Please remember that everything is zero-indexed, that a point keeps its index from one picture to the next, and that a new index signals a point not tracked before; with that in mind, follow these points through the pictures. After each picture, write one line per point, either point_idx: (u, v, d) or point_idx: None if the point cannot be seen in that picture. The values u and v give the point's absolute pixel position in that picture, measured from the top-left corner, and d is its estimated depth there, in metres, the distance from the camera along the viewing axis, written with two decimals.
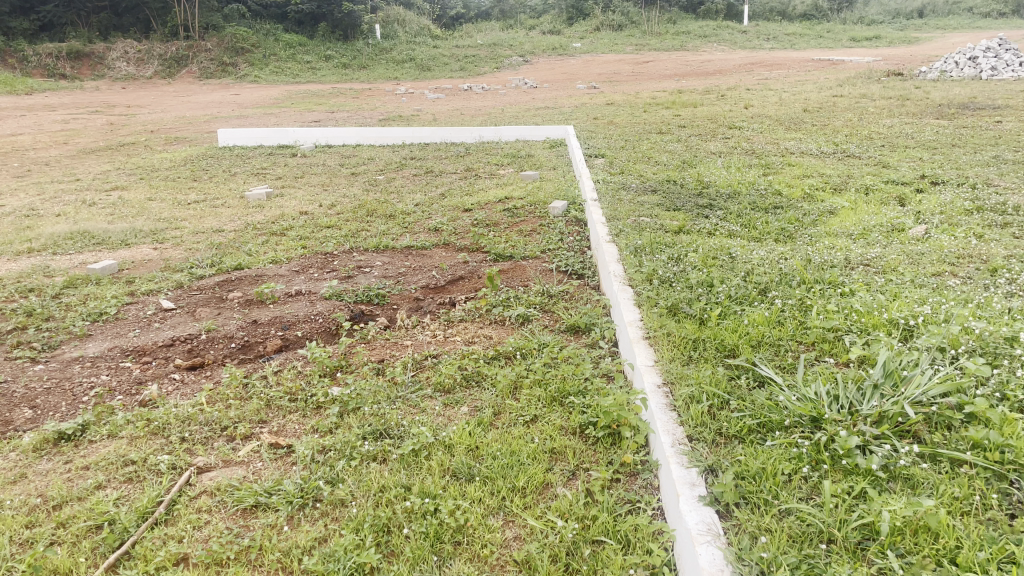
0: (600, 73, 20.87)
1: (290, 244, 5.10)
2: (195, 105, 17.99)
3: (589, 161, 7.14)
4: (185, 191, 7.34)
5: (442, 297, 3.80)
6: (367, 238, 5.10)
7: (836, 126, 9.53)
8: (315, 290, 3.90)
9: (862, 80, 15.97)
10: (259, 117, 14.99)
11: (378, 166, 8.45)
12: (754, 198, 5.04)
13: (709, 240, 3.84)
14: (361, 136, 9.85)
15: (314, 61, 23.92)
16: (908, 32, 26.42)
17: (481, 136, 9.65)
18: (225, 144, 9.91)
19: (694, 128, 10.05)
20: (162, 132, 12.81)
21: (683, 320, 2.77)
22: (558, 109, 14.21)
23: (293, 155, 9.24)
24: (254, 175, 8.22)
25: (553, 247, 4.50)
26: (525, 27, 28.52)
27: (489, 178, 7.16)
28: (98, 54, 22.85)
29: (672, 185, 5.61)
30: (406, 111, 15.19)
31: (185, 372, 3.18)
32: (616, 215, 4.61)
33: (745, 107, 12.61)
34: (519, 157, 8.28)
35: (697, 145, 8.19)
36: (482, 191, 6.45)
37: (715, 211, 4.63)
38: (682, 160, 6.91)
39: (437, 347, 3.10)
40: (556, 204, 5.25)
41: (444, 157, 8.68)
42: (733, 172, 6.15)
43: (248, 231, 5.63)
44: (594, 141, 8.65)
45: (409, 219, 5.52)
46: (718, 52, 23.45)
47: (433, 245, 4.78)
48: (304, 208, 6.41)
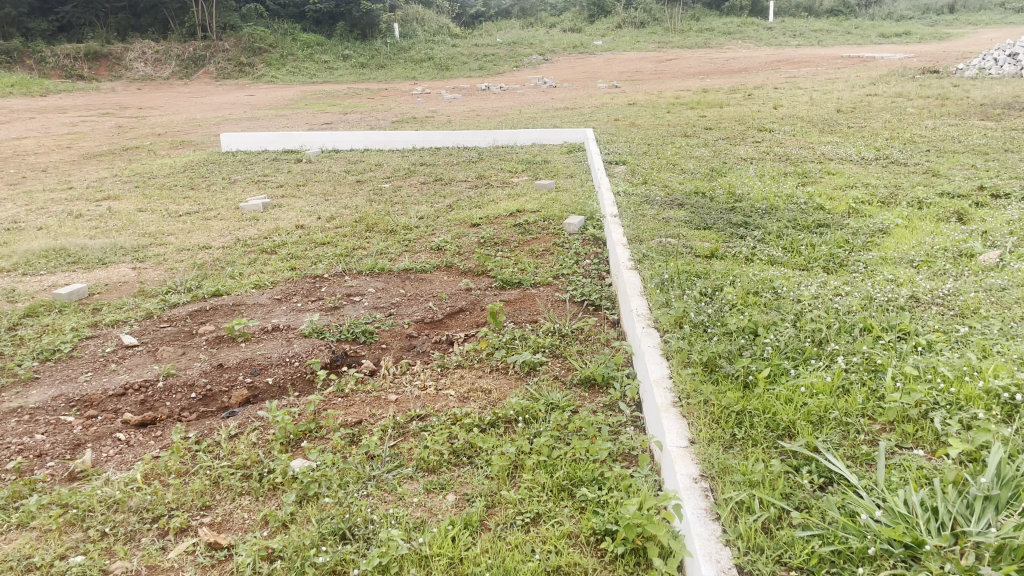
0: (622, 71, 20.32)
1: (278, 265, 4.65)
2: (209, 106, 17.69)
3: (609, 169, 6.63)
4: (179, 201, 6.93)
5: (437, 334, 3.31)
6: (362, 257, 4.63)
7: (874, 129, 8.93)
8: (294, 325, 3.42)
9: (896, 78, 15.29)
10: (269, 119, 14.62)
11: (385, 173, 7.99)
12: (793, 214, 4.50)
13: (748, 269, 3.32)
14: (369, 140, 9.38)
15: (331, 61, 23.56)
16: (939, 27, 25.55)
17: (495, 140, 9.16)
18: (228, 148, 9.49)
19: (720, 131, 9.50)
20: (169, 135, 12.46)
21: (722, 381, 2.26)
22: (578, 110, 13.69)
23: (298, 161, 8.81)
24: (254, 183, 7.78)
25: (567, 272, 4.01)
26: (545, 25, 28.02)
27: (501, 187, 6.66)
28: (116, 54, 22.66)
29: (700, 198, 5.09)
30: (420, 112, 14.75)
31: (132, 431, 2.72)
32: (638, 235, 4.10)
33: (774, 108, 12.00)
34: (534, 163, 7.77)
35: (725, 149, 7.65)
36: (493, 202, 5.97)
37: (751, 230, 4.11)
38: (711, 168, 6.38)
39: (426, 404, 2.61)
40: (572, 220, 4.75)
41: (456, 163, 8.20)
42: (767, 182, 5.62)
43: (236, 249, 5.19)
44: (615, 146, 8.12)
45: (411, 235, 5.05)
46: (744, 49, 22.78)
47: (434, 268, 4.30)
48: (301, 221, 5.96)
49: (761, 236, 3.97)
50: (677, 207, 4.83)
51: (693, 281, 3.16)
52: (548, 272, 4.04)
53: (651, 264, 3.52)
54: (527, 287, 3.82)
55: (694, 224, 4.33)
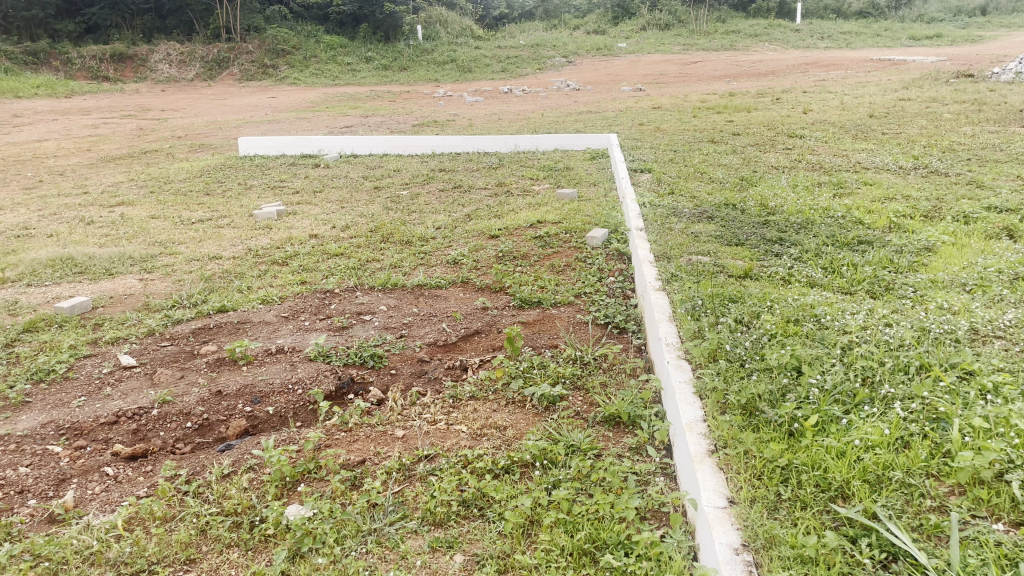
0: (646, 74, 20.04)
1: (289, 278, 4.47)
2: (231, 109, 17.63)
3: (634, 177, 6.38)
4: (194, 207, 6.78)
5: (450, 359, 3.10)
6: (376, 271, 4.44)
7: (909, 135, 8.61)
8: (300, 347, 3.23)
9: (929, 81, 14.88)
10: (290, 122, 14.52)
11: (403, 179, 7.80)
12: (831, 229, 4.24)
13: (786, 293, 3.07)
14: (388, 144, 9.20)
15: (354, 63, 23.47)
16: (971, 30, 24.99)
17: (516, 145, 8.94)
18: (246, 153, 9.34)
19: (749, 137, 9.22)
20: (189, 138, 12.37)
21: (762, 429, 2.02)
22: (601, 114, 13.44)
23: (315, 166, 8.65)
24: (270, 189, 7.62)
25: (589, 290, 3.78)
26: (569, 28, 27.78)
27: (522, 196, 6.45)
28: (141, 56, 22.74)
29: (731, 210, 4.83)
30: (442, 116, 14.59)
31: (123, 466, 2.53)
32: (666, 252, 3.86)
33: (803, 113, 11.68)
34: (556, 170, 7.54)
35: (754, 157, 7.38)
36: (513, 212, 5.76)
37: (786, 247, 3.87)
38: (741, 177, 6.12)
39: (435, 442, 2.40)
40: (595, 234, 4.52)
41: (476, 169, 7.99)
42: (800, 193, 5.35)
43: (246, 260, 5.01)
44: (640, 152, 7.88)
45: (426, 247, 4.85)
46: (770, 51, 22.39)
47: (450, 284, 4.09)
48: (316, 230, 5.78)
49: (799, 253, 3.72)
50: (707, 220, 4.58)
51: (726, 305, 2.93)
52: (569, 289, 3.82)
53: (681, 285, 3.28)
54: (548, 307, 3.59)
55: (725, 239, 4.08)
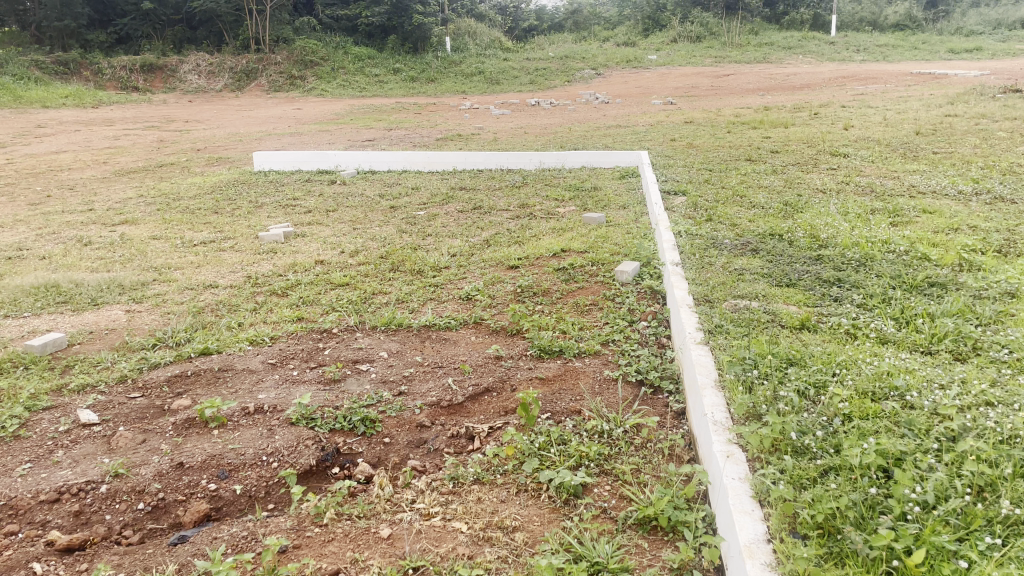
0: (677, 87, 19.54)
1: (285, 313, 4.04)
2: (255, 120, 17.44)
3: (668, 200, 5.90)
4: (199, 227, 6.42)
5: (454, 424, 2.65)
6: (380, 306, 4.00)
7: (962, 155, 8.03)
8: (282, 406, 2.79)
9: (975, 96, 14.22)
10: (312, 135, 14.23)
11: (421, 198, 7.38)
12: (895, 267, 3.72)
13: (855, 354, 2.59)
14: (407, 160, 8.79)
15: (382, 74, 23.23)
16: (1013, 43, 24.14)
17: (542, 161, 8.49)
18: (261, 168, 8.96)
19: (788, 155, 8.69)
20: (207, 151, 12.10)
21: (849, 565, 1.54)
22: (631, 128, 12.96)
23: (331, 182, 8.26)
24: (281, 208, 7.24)
25: (617, 336, 3.31)
26: (599, 40, 27.39)
27: (545, 219, 5.98)
28: (171, 66, 22.71)
29: (777, 242, 4.33)
30: (466, 129, 14.21)
31: (53, 560, 2.09)
32: (707, 294, 3.37)
33: (844, 129, 11.11)
34: (584, 190, 7.08)
35: (797, 178, 6.86)
36: (536, 238, 5.31)
37: (846, 291, 3.36)
38: (785, 202, 5.61)
39: (424, 548, 1.94)
40: (626, 268, 4.04)
41: (498, 188, 7.56)
42: (852, 222, 4.83)
43: (242, 290, 4.60)
44: (673, 172, 7.39)
45: (438, 279, 4.41)
46: (805, 64, 21.78)
47: (460, 325, 3.64)
48: (322, 255, 5.36)
49: (862, 300, 3.22)
50: (752, 254, 4.09)
51: (784, 370, 2.44)
52: (595, 335, 3.34)
53: (726, 340, 2.80)
54: (571, 358, 3.13)
55: (774, 280, 3.59)
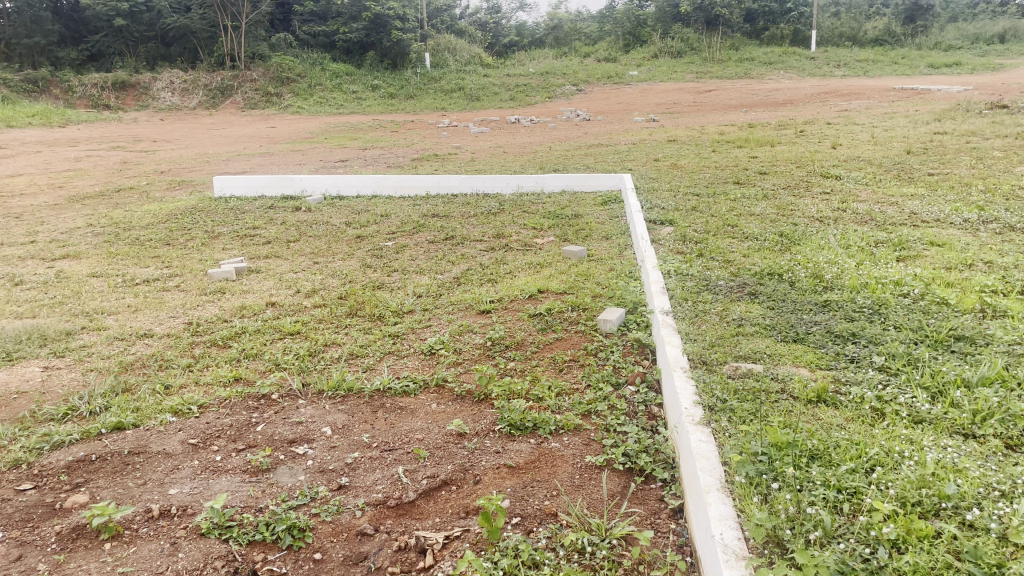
0: (659, 103, 19.25)
1: (222, 370, 3.54)
2: (225, 140, 16.92)
3: (654, 231, 5.45)
4: (145, 262, 5.89)
5: (400, 532, 2.16)
6: (331, 363, 3.50)
7: (959, 177, 7.65)
8: (194, 509, 2.29)
9: (961, 112, 13.95)
10: (284, 155, 13.73)
11: (390, 227, 6.90)
12: (913, 317, 3.28)
13: (889, 441, 2.14)
14: (378, 185, 8.29)
15: (360, 91, 22.77)
16: (991, 58, 24.05)
17: (519, 186, 8.05)
18: (221, 193, 8.42)
19: (778, 176, 8.31)
20: (171, 174, 11.57)
21: None
22: (612, 147, 12.57)
23: (295, 209, 7.75)
24: (239, 239, 6.74)
25: (601, 403, 2.83)
26: (580, 55, 27.14)
27: (521, 253, 5.51)
28: (143, 84, 22.14)
29: (779, 284, 3.89)
30: (444, 148, 13.77)
31: None
32: (705, 357, 2.90)
33: (831, 148, 10.75)
34: (564, 217, 6.64)
35: (790, 204, 6.45)
36: (511, 275, 4.83)
37: (865, 349, 2.92)
38: (780, 232, 5.18)
39: None
40: (610, 316, 3.57)
41: (473, 215, 7.09)
42: (857, 258, 4.40)
43: (180, 340, 4.10)
44: (658, 197, 6.97)
45: (399, 327, 3.93)
46: (786, 80, 21.55)
47: (420, 388, 3.15)
48: (274, 296, 4.87)
49: (885, 361, 2.77)
50: (751, 300, 3.64)
51: (807, 468, 1.99)
52: (575, 403, 2.87)
53: (731, 422, 2.35)
54: (547, 435, 2.64)
55: (779, 334, 3.14)
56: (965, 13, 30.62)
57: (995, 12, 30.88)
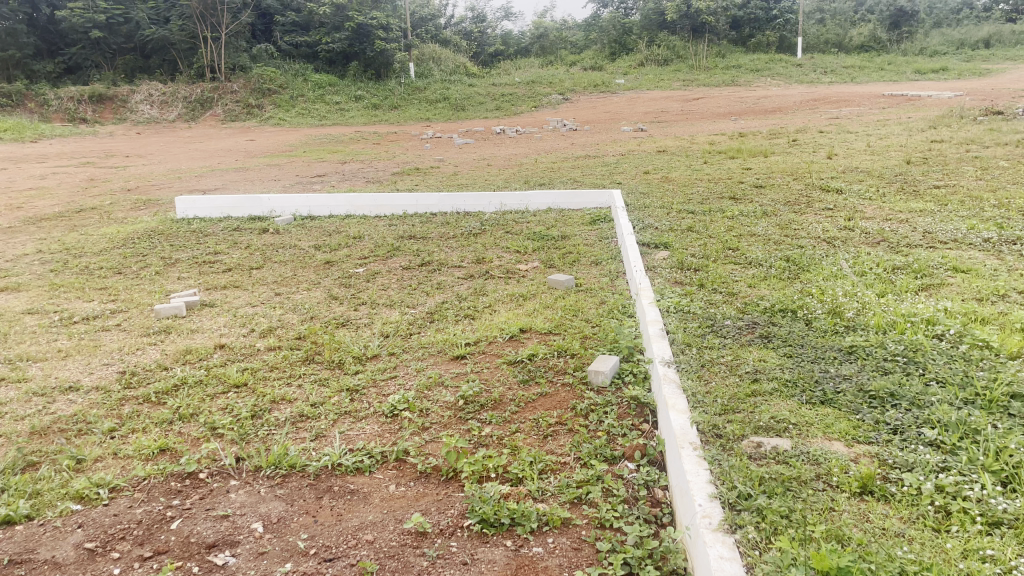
0: (646, 112, 18.87)
1: (147, 440, 2.99)
2: (201, 154, 16.38)
3: (649, 256, 4.96)
4: (89, 296, 5.35)
5: None
6: (274, 430, 2.98)
7: (968, 189, 7.21)
8: None
9: (955, 119, 13.57)
10: (260, 170, 13.20)
11: (362, 251, 6.38)
12: (960, 368, 2.79)
13: (968, 565, 1.65)
14: (351, 204, 7.77)
15: (343, 102, 22.24)
16: (978, 63, 23.81)
17: (502, 204, 7.56)
18: (184, 214, 7.88)
19: (775, 190, 7.86)
20: (139, 192, 11.01)
21: None
22: (600, 158, 12.11)
23: (263, 231, 7.22)
24: (198, 266, 6.20)
25: (594, 488, 2.33)
26: (566, 64, 26.78)
27: (503, 281, 5.01)
28: (121, 97, 21.56)
29: (795, 324, 3.39)
30: (426, 162, 13.29)
31: None
32: (719, 430, 2.39)
33: (827, 158, 10.30)
34: (549, 239, 6.15)
35: (794, 222, 5.98)
36: (490, 310, 4.32)
37: (912, 416, 2.41)
38: (787, 257, 4.69)
39: None
40: (602, 368, 3.06)
41: (452, 237, 6.60)
42: (875, 289, 3.92)
43: (110, 394, 3.57)
44: (651, 215, 6.50)
45: (360, 378, 3.40)
46: (775, 87, 21.20)
47: (378, 464, 2.62)
48: (226, 336, 4.34)
49: (937, 432, 2.27)
50: (765, 346, 3.15)
51: None
52: (562, 486, 2.35)
53: (759, 530, 1.85)
54: (526, 535, 2.13)
55: (803, 394, 2.64)
56: (949, 18, 30.41)
57: (979, 17, 30.70)
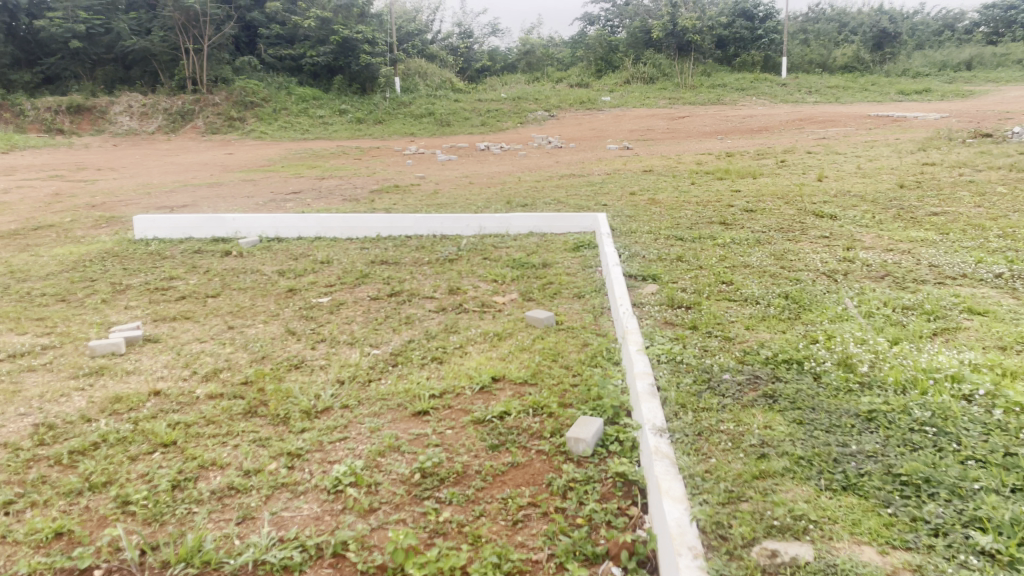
0: (632, 129, 18.58)
1: (44, 519, 2.53)
2: (176, 168, 15.90)
3: (636, 291, 4.53)
4: (24, 328, 4.87)
5: None
6: (193, 510, 2.51)
7: (969, 216, 6.85)
8: None
9: (945, 141, 13.31)
10: (234, 186, 12.73)
11: (328, 277, 5.92)
12: (1004, 443, 2.36)
13: None
14: (321, 226, 7.33)
15: (326, 115, 21.80)
16: (962, 84, 23.71)
17: (481, 227, 7.15)
18: (142, 234, 7.40)
19: (768, 215, 7.49)
20: (103, 209, 10.52)
21: None
22: (584, 177, 11.73)
23: (225, 254, 6.76)
24: (149, 293, 5.73)
25: None
26: (552, 80, 26.56)
27: (477, 316, 4.58)
28: (100, 107, 20.99)
29: (803, 379, 2.98)
30: (406, 179, 12.89)
31: None
32: (723, 531, 1.96)
33: (818, 181, 9.97)
34: (530, 267, 5.73)
35: (790, 251, 5.59)
36: (460, 352, 3.87)
37: (954, 510, 2.00)
38: (787, 293, 4.27)
39: None
40: (583, 436, 2.62)
41: (426, 263, 6.17)
42: (887, 335, 3.51)
43: (17, 453, 3.10)
44: (639, 242, 6.10)
45: (306, 439, 2.95)
46: (760, 106, 20.99)
47: (311, 561, 2.18)
48: (163, 380, 3.87)
49: (989, 535, 1.86)
50: (771, 409, 2.72)
51: None
52: None
53: None
54: None
55: (821, 477, 2.22)
56: (932, 40, 30.40)
57: (961, 39, 30.75)
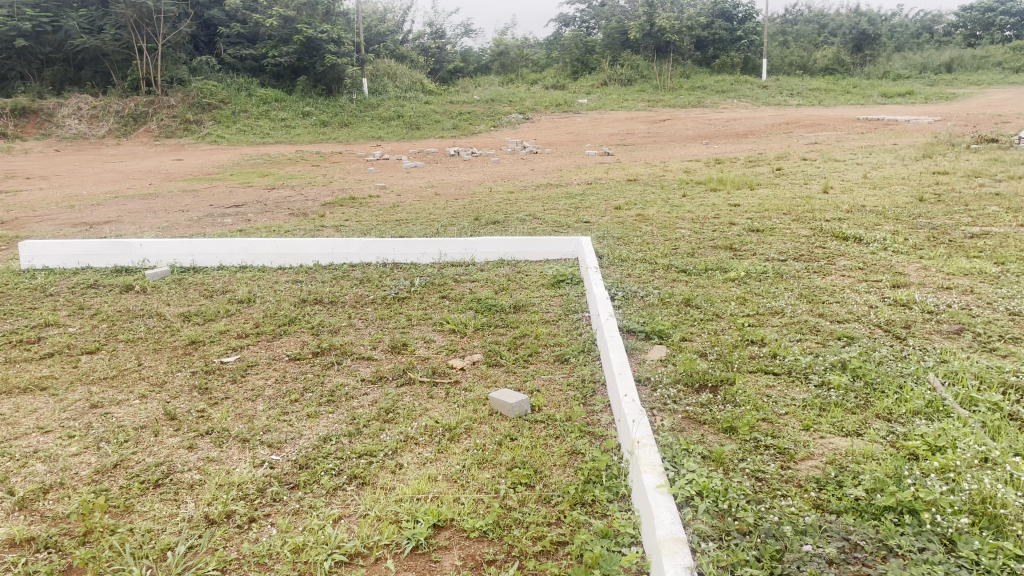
0: (612, 133, 17.52)
1: None
2: (118, 176, 14.53)
3: (638, 359, 3.37)
4: None
5: None
6: None
7: (1018, 240, 5.80)
8: None
9: (947, 147, 12.36)
10: (175, 196, 11.41)
11: (245, 323, 4.71)
12: None
13: None
14: (248, 252, 6.10)
15: (289, 118, 20.41)
16: (944, 87, 22.93)
17: (441, 253, 5.98)
18: (30, 262, 6.15)
19: (779, 236, 6.39)
20: (14, 227, 9.14)
21: None
22: (564, 188, 10.59)
23: (125, 290, 5.50)
24: (8, 349, 4.46)
25: None
26: (526, 82, 25.45)
27: (426, 393, 3.40)
28: (46, 110, 19.47)
29: (932, 551, 1.84)
30: (367, 188, 11.68)
31: None
32: None
33: (824, 192, 8.93)
34: (497, 309, 4.58)
35: (825, 289, 4.48)
36: (391, 462, 2.68)
37: None
38: (847, 365, 3.12)
39: None
40: None
41: (370, 302, 4.98)
42: (1017, 444, 2.39)
43: None
44: (633, 277, 4.96)
45: None
46: (743, 109, 20.03)
47: None
48: None
49: None
50: None
51: None
52: None
53: None
54: None
55: None
56: (910, 42, 29.63)
57: (940, 42, 30.05)
